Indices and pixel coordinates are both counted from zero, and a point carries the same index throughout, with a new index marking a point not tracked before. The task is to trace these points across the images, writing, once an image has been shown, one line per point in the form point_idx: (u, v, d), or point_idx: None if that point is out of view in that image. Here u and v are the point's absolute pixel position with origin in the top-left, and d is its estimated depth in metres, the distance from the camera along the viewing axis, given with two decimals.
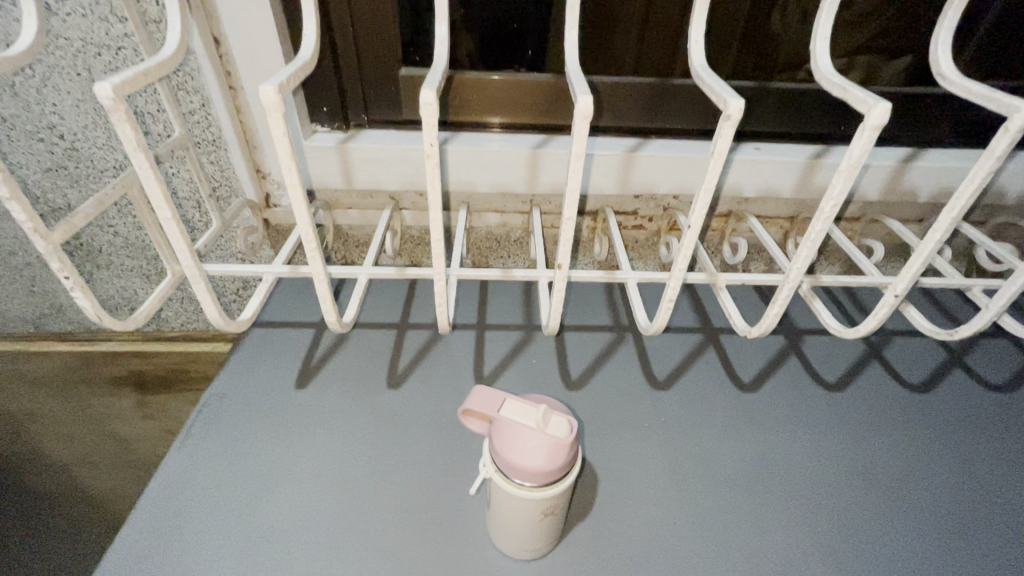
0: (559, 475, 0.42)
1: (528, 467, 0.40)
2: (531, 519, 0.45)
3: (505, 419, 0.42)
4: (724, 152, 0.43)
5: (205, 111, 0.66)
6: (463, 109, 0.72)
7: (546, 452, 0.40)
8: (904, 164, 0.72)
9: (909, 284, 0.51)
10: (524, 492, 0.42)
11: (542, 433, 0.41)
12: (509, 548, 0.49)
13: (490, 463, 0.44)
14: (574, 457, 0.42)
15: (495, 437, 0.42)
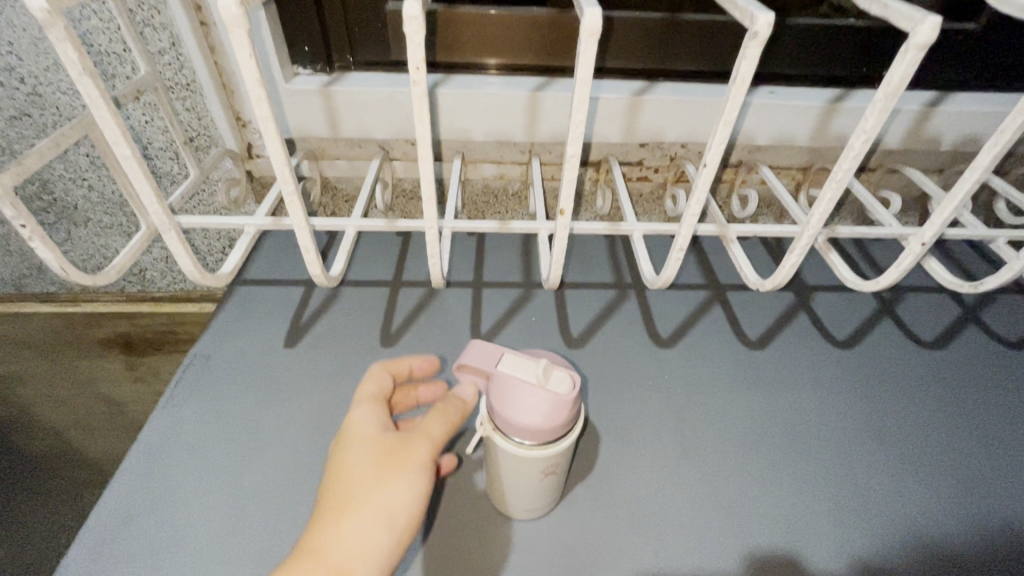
0: (561, 432, 0.39)
1: (528, 424, 0.38)
2: (532, 478, 0.43)
3: (503, 375, 0.39)
4: (748, 77, 0.38)
5: (175, 50, 0.61)
6: (457, 48, 0.67)
7: (547, 409, 0.38)
8: (930, 108, 0.67)
9: (937, 231, 0.48)
10: (524, 450, 0.40)
11: (542, 389, 0.38)
12: (509, 507, 0.48)
13: (488, 421, 0.42)
14: (575, 414, 0.39)
15: (493, 393, 0.40)
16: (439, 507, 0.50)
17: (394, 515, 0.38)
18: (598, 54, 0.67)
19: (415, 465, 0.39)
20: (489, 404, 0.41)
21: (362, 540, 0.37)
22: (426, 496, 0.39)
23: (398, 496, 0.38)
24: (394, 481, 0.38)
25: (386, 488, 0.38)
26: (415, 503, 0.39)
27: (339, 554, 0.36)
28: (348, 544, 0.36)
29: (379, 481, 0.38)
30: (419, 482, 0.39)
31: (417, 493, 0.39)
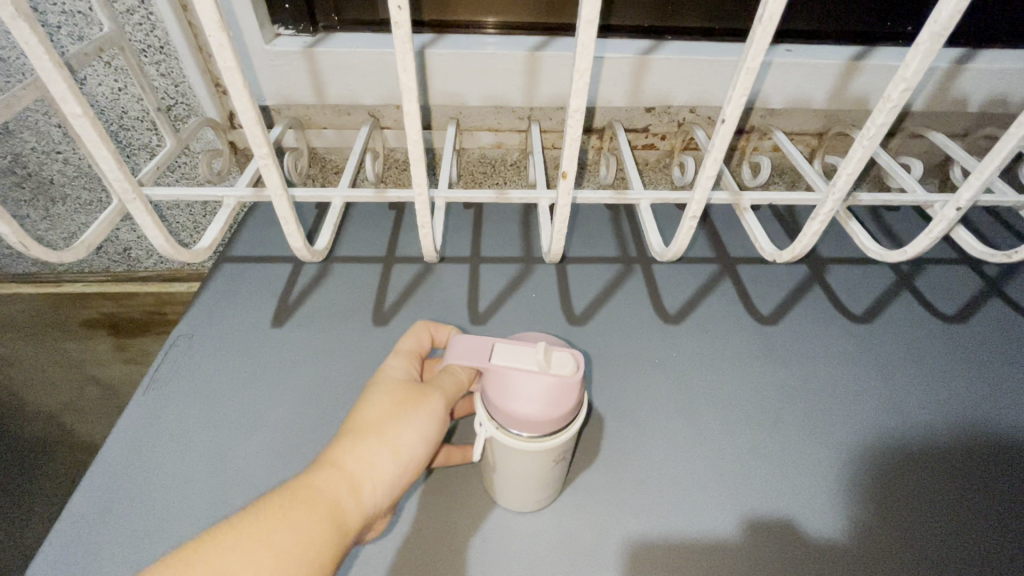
0: (568, 420, 0.37)
1: (540, 416, 0.35)
2: (541, 469, 0.40)
3: (502, 369, 0.36)
4: (776, 17, 0.33)
5: (145, 9, 0.56)
6: (450, 5, 0.62)
7: (557, 396, 0.35)
8: (960, 66, 0.62)
9: (974, 195, 0.44)
10: (530, 443, 0.37)
11: (545, 376, 0.35)
12: (516, 501, 0.45)
13: (487, 420, 0.38)
14: (581, 399, 0.37)
15: (494, 390, 0.36)
16: (436, 495, 0.48)
17: (404, 448, 0.35)
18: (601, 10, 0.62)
19: (431, 408, 0.36)
20: (488, 399, 0.37)
21: (371, 463, 0.34)
22: (435, 440, 0.37)
23: (409, 432, 0.35)
24: (408, 415, 0.35)
25: (399, 421, 0.35)
26: (423, 445, 0.36)
27: (347, 473, 0.33)
28: (358, 463, 0.34)
29: (392, 413, 0.35)
30: (431, 425, 0.36)
31: (427, 435, 0.36)
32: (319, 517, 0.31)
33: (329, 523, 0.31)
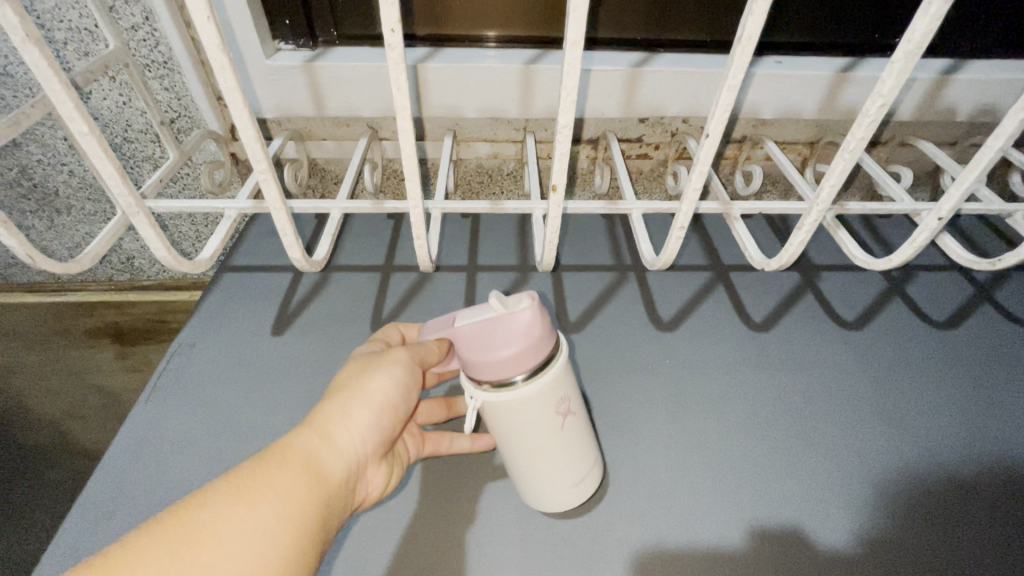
0: (550, 348, 0.38)
1: (516, 352, 0.37)
2: (554, 427, 0.41)
3: (465, 328, 0.37)
4: (754, 37, 0.34)
5: (149, 24, 0.57)
6: (446, 20, 0.64)
7: (525, 329, 0.37)
8: (945, 77, 0.64)
9: (955, 204, 0.45)
10: (529, 386, 0.38)
11: (513, 314, 0.37)
12: (555, 496, 0.45)
13: (477, 389, 0.40)
14: (553, 321, 0.39)
15: (467, 352, 0.38)
16: (433, 502, 0.49)
17: (374, 397, 0.37)
18: (590, 24, 0.64)
19: (395, 358, 0.39)
20: (469, 365, 0.38)
21: (343, 416, 0.36)
22: (408, 387, 0.39)
23: (378, 379, 0.38)
24: (375, 365, 0.38)
25: (366, 373, 0.38)
26: (396, 390, 0.38)
27: (321, 425, 0.36)
28: (332, 417, 0.36)
29: (358, 370, 0.39)
30: (399, 373, 0.39)
31: (399, 380, 0.38)
32: (299, 467, 0.33)
33: (308, 473, 0.33)
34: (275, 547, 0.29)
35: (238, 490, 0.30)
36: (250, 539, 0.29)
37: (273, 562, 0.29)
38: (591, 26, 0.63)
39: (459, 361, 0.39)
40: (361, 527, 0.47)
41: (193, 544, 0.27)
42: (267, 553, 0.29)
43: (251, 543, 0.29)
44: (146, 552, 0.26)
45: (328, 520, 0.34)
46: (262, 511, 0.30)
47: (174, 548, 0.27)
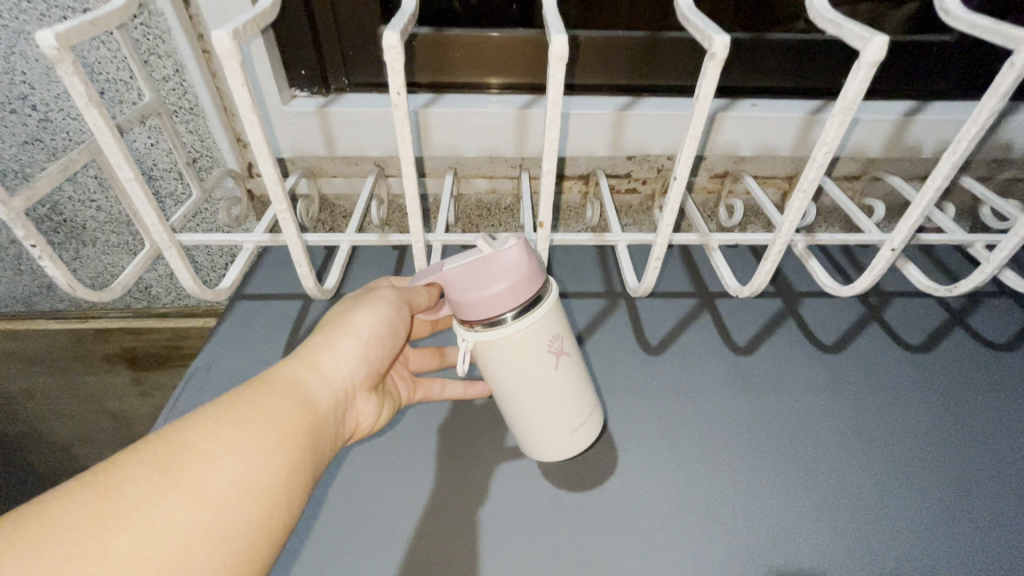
0: (537, 285, 0.42)
1: (505, 289, 0.40)
2: (549, 366, 0.45)
3: (456, 269, 0.41)
4: (710, 96, 0.39)
5: (179, 76, 0.63)
6: (446, 70, 0.70)
7: (512, 268, 0.40)
8: (908, 117, 0.69)
9: (906, 237, 0.48)
10: (522, 323, 0.42)
11: (502, 253, 0.40)
12: (555, 440, 0.49)
13: (470, 331, 0.43)
14: (539, 260, 0.42)
15: (460, 293, 0.41)
16: (430, 516, 0.52)
17: (359, 330, 0.46)
18: (566, 72, 0.69)
19: (381, 296, 0.47)
20: (461, 306, 0.42)
21: (329, 350, 0.44)
22: (391, 323, 0.47)
23: (361, 315, 0.46)
24: (360, 306, 0.47)
25: (353, 312, 0.46)
26: (378, 323, 0.46)
27: (310, 358, 0.43)
28: (321, 350, 0.44)
29: (345, 313, 0.47)
30: (383, 309, 0.47)
31: (383, 315, 0.46)
32: (289, 391, 0.40)
33: (296, 395, 0.40)
34: (262, 452, 0.35)
35: (225, 414, 0.36)
36: (234, 450, 0.34)
37: (259, 465, 0.34)
38: (567, 74, 0.69)
39: (450, 305, 0.43)
40: (362, 538, 0.50)
41: (179, 458, 0.32)
42: (253, 459, 0.34)
43: (236, 454, 0.34)
44: (140, 463, 0.32)
45: (319, 433, 0.40)
46: (247, 428, 0.36)
47: (163, 461, 0.32)
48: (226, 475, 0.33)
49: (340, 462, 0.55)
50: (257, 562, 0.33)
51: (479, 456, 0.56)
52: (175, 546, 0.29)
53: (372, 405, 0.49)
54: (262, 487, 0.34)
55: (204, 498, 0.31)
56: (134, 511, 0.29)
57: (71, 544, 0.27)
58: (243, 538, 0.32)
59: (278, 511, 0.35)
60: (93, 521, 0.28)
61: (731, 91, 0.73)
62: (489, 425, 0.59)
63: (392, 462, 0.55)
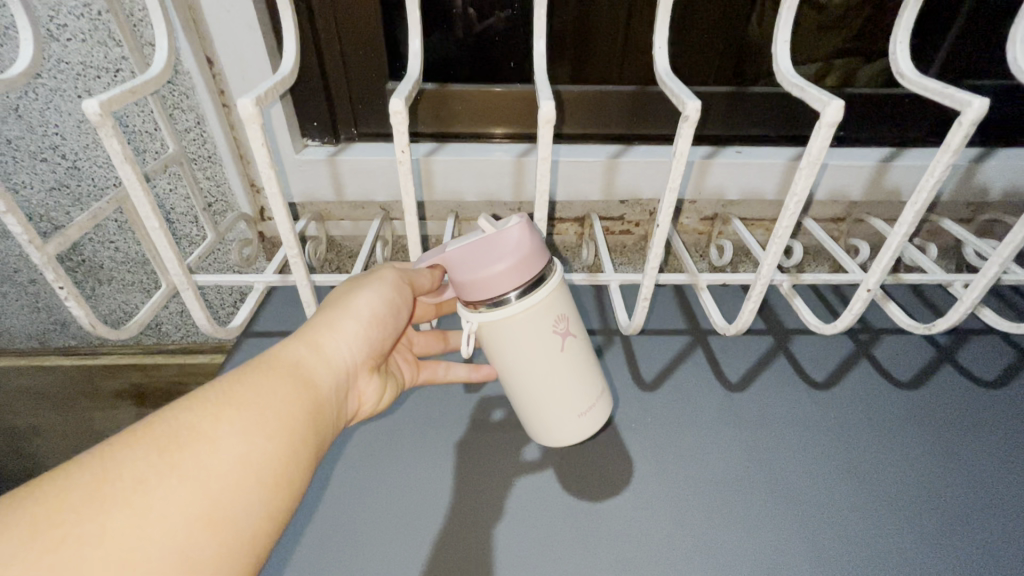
0: (539, 265, 0.44)
1: (506, 267, 0.42)
2: (554, 346, 0.47)
3: (461, 249, 0.43)
4: (686, 152, 0.43)
5: (200, 128, 0.67)
6: (448, 121, 0.75)
7: (514, 246, 0.42)
8: (884, 163, 0.73)
9: (880, 278, 0.50)
10: (525, 302, 0.44)
11: (503, 232, 0.42)
12: (560, 426, 0.50)
13: (473, 312, 0.45)
14: (540, 241, 0.44)
15: (464, 272, 0.44)
16: (426, 551, 0.52)
17: (359, 312, 0.47)
18: (557, 122, 0.74)
19: (382, 277, 0.48)
20: (463, 287, 0.44)
21: (329, 332, 0.45)
22: (391, 301, 0.48)
23: (362, 297, 0.47)
24: (361, 287, 0.48)
25: (354, 294, 0.48)
26: (378, 303, 0.47)
27: (310, 341, 0.44)
28: (321, 332, 0.45)
29: (345, 296, 0.48)
30: (384, 289, 0.48)
31: (382, 296, 0.47)
32: (289, 372, 0.41)
33: (295, 375, 0.41)
34: (262, 435, 0.36)
35: (224, 399, 0.37)
36: (233, 434, 0.35)
37: (260, 443, 0.36)
38: (557, 124, 0.73)
39: (454, 287, 0.45)
40: (359, 572, 0.51)
41: (179, 440, 0.33)
42: (253, 441, 0.35)
43: (234, 437, 0.35)
44: (144, 442, 0.33)
45: (319, 415, 0.41)
46: (246, 412, 0.36)
47: (162, 444, 0.33)
48: (225, 457, 0.34)
49: (338, 496, 0.56)
50: (257, 539, 0.34)
51: (476, 491, 0.57)
52: (175, 524, 0.30)
53: (373, 387, 0.50)
54: (262, 465, 0.35)
55: (205, 476, 0.32)
56: (135, 492, 0.30)
57: (73, 523, 0.28)
58: (242, 517, 0.33)
59: (277, 492, 0.35)
60: (94, 500, 0.29)
61: (717, 140, 0.77)
62: (485, 461, 0.60)
63: (389, 496, 0.56)
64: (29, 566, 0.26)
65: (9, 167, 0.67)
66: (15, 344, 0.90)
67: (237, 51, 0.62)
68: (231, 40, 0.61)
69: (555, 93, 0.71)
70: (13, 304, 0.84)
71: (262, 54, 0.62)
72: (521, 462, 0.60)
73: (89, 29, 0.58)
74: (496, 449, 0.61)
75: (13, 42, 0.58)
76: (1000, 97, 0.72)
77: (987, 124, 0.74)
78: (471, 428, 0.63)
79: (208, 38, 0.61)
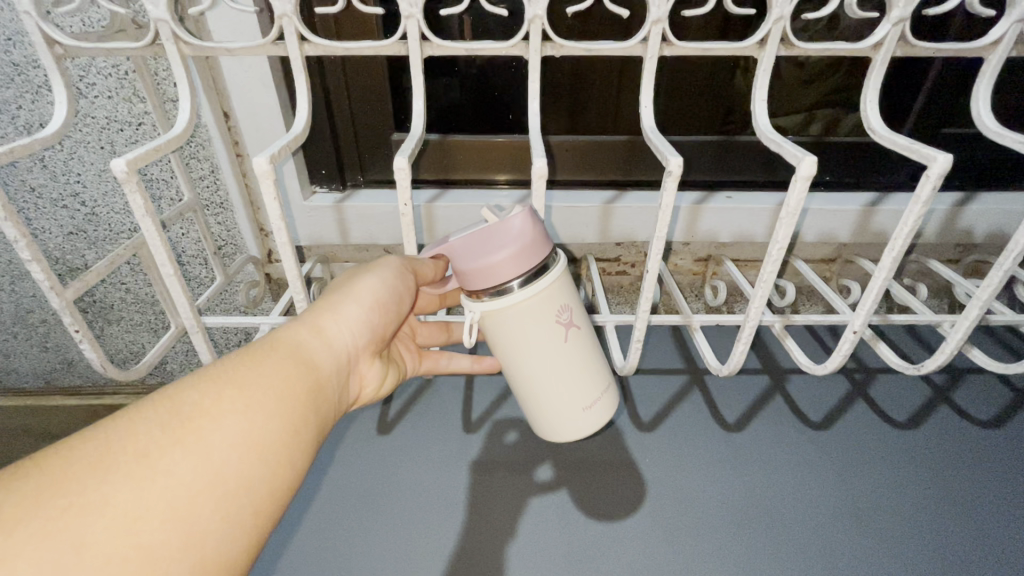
0: (541, 254, 0.43)
1: (508, 256, 0.42)
2: (557, 337, 0.47)
3: (463, 239, 0.43)
4: (671, 204, 0.45)
5: (214, 176, 0.71)
6: (449, 169, 0.78)
7: (516, 236, 0.42)
8: (869, 208, 0.75)
9: (865, 320, 0.52)
10: (527, 291, 0.44)
11: (504, 222, 0.42)
12: (567, 418, 0.50)
13: (476, 302, 0.45)
14: (543, 229, 0.44)
15: (466, 263, 0.43)
16: None
17: (363, 295, 0.45)
18: (548, 170, 0.78)
19: (385, 262, 0.47)
20: (465, 276, 0.44)
21: (331, 317, 0.44)
22: (394, 286, 0.46)
23: (364, 281, 0.46)
24: (364, 273, 0.47)
25: (358, 279, 0.46)
26: (381, 288, 0.46)
27: (313, 323, 0.43)
28: (323, 315, 0.44)
29: (348, 282, 0.47)
30: (386, 274, 0.46)
31: (384, 281, 0.46)
32: (289, 352, 0.40)
33: (296, 356, 0.40)
34: (263, 413, 0.34)
35: (225, 374, 0.35)
36: (235, 410, 0.33)
37: (261, 421, 0.34)
38: (550, 172, 0.77)
39: (457, 277, 0.45)
40: None
41: (179, 415, 0.32)
42: (254, 420, 0.34)
43: (237, 413, 0.33)
44: (140, 418, 0.31)
45: (321, 396, 0.40)
46: (248, 388, 0.35)
47: (162, 418, 0.31)
48: (228, 433, 0.32)
49: (337, 537, 0.57)
50: (259, 519, 0.32)
51: (472, 533, 0.57)
52: (175, 498, 0.29)
53: (375, 371, 0.49)
54: (265, 443, 0.34)
55: (206, 453, 0.31)
56: (135, 464, 0.29)
57: (71, 494, 0.27)
58: (244, 494, 0.32)
59: (281, 472, 0.34)
60: (91, 473, 0.28)
61: (707, 185, 0.81)
62: (483, 501, 0.60)
63: (386, 538, 0.57)
64: (25, 538, 0.25)
65: (31, 213, 0.71)
66: (21, 383, 0.92)
67: (251, 107, 0.66)
68: (247, 98, 0.65)
69: (546, 144, 0.75)
70: (23, 344, 0.86)
71: (276, 109, 0.66)
72: (519, 503, 0.60)
73: (116, 87, 0.62)
74: (492, 490, 0.61)
75: (45, 100, 0.62)
76: (976, 145, 0.75)
77: (966, 170, 0.77)
78: (467, 469, 0.63)
79: (225, 93, 0.65)
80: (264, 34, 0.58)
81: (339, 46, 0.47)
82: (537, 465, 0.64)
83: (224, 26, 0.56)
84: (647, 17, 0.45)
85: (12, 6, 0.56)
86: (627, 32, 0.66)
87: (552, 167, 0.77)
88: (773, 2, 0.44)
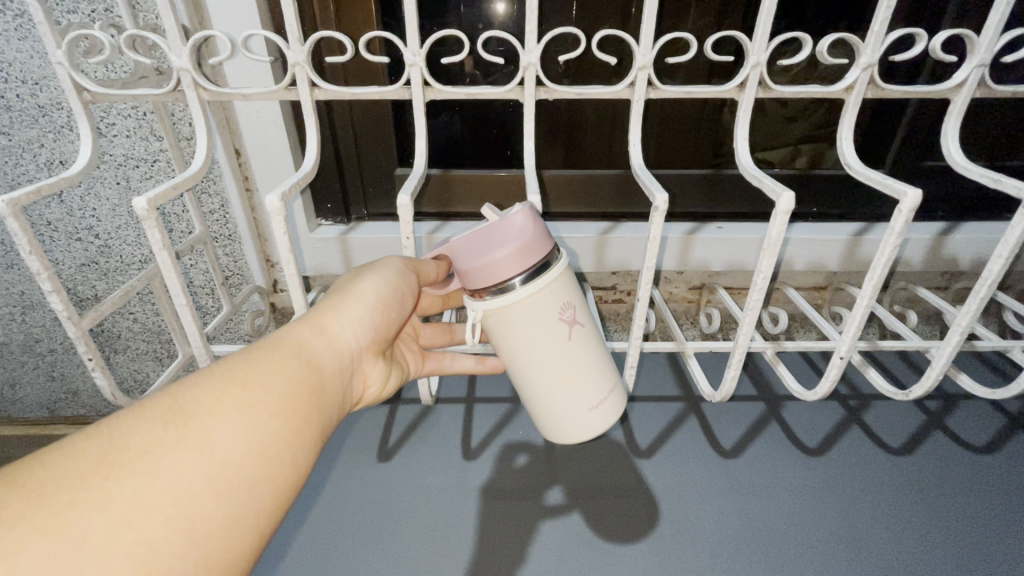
0: (541, 253, 0.45)
1: (508, 253, 0.44)
2: (562, 335, 0.48)
3: (465, 235, 0.45)
4: (658, 237, 0.48)
5: (223, 210, 0.73)
6: (450, 202, 0.81)
7: (515, 234, 0.44)
8: (856, 238, 0.78)
9: (850, 345, 0.53)
10: (530, 290, 0.46)
11: (503, 222, 0.44)
12: (574, 418, 0.51)
13: (478, 302, 0.47)
14: (543, 229, 0.46)
15: (466, 258, 0.45)
16: None
17: (365, 295, 0.47)
18: (544, 203, 0.81)
19: (386, 262, 0.49)
20: (467, 275, 0.46)
21: (333, 318, 0.46)
22: (396, 286, 0.48)
23: (366, 282, 0.48)
24: (367, 272, 0.49)
25: (361, 279, 0.48)
26: (383, 288, 0.48)
27: (316, 323, 0.45)
28: (326, 317, 0.46)
29: (350, 283, 0.49)
30: (387, 273, 0.48)
31: (386, 281, 0.48)
32: (292, 352, 0.41)
33: (297, 356, 0.41)
34: (265, 412, 0.36)
35: (227, 374, 0.37)
36: (238, 408, 0.35)
37: (263, 420, 0.35)
38: (546, 205, 0.80)
39: (459, 277, 0.47)
40: None
41: (181, 413, 0.33)
42: (255, 419, 0.35)
43: (238, 412, 0.35)
44: (146, 417, 0.32)
45: (323, 395, 0.41)
46: (251, 388, 0.36)
47: (164, 417, 0.32)
48: (230, 430, 0.33)
49: (337, 562, 0.57)
50: (261, 517, 0.33)
51: (473, 563, 0.57)
52: (179, 494, 0.30)
53: (379, 371, 0.51)
54: (265, 441, 0.35)
55: (209, 450, 0.32)
56: (138, 461, 0.30)
57: (74, 489, 0.28)
58: (246, 493, 0.33)
59: (282, 470, 0.35)
60: (97, 469, 0.29)
61: (699, 216, 0.84)
62: (480, 526, 0.60)
63: (385, 563, 0.57)
64: (28, 531, 0.26)
65: (47, 246, 0.74)
66: (27, 414, 0.93)
67: (263, 144, 0.69)
68: (259, 137, 0.69)
69: (543, 178, 0.78)
70: (30, 374, 0.88)
71: (285, 146, 0.69)
72: (517, 528, 0.60)
73: (134, 127, 0.66)
74: (491, 515, 0.62)
75: (66, 139, 0.66)
76: (955, 178, 0.78)
77: (947, 202, 0.80)
78: (467, 495, 0.64)
79: (238, 132, 0.69)
80: (277, 80, 0.62)
81: (347, 91, 0.50)
82: (537, 493, 0.64)
83: (240, 73, 0.61)
84: (633, 64, 0.48)
85: (42, 54, 0.61)
86: (619, 75, 0.70)
87: (549, 200, 0.80)
88: (750, 49, 0.48)
